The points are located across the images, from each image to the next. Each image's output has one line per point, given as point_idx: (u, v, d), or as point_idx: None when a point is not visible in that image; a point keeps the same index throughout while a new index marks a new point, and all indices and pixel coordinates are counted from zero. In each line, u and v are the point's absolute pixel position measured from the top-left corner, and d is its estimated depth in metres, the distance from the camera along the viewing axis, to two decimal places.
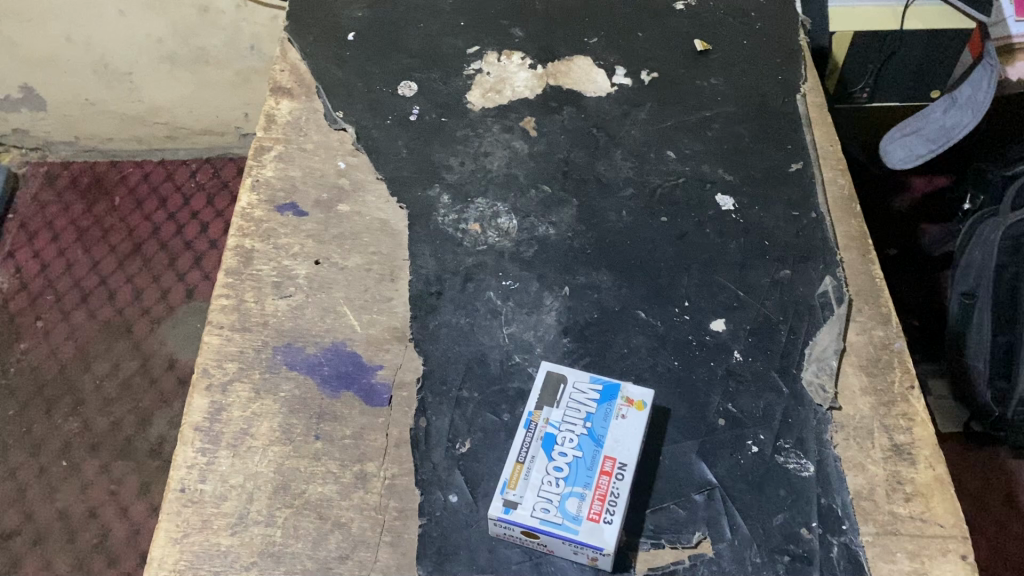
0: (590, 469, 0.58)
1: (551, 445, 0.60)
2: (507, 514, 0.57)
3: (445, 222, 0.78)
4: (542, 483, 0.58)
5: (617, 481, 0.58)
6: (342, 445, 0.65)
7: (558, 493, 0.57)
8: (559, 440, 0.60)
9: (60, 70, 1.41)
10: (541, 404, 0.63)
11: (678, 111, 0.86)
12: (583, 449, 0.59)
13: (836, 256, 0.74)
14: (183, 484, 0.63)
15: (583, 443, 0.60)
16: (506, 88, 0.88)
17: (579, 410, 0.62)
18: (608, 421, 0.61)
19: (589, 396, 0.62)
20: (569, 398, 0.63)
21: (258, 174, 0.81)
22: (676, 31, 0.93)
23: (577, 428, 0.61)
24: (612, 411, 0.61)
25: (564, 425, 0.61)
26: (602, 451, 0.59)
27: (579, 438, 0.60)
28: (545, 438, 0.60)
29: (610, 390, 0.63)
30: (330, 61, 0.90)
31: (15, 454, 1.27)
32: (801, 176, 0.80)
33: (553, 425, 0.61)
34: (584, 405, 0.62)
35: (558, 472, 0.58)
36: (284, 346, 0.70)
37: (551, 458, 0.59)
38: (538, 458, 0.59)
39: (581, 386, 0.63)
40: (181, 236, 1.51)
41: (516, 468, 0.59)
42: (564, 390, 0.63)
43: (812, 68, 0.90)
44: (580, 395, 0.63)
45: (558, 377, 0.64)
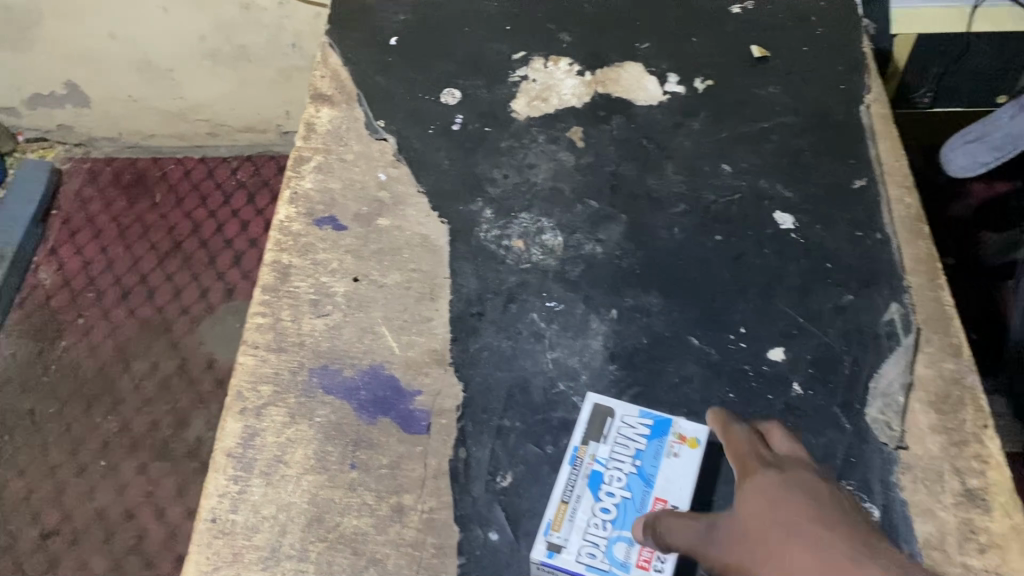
0: (639, 512, 0.55)
1: (597, 485, 0.57)
2: (550, 558, 0.54)
3: (488, 237, 0.75)
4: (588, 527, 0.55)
5: None
6: (379, 475, 0.62)
7: (606, 539, 0.54)
8: (606, 480, 0.57)
9: (103, 66, 1.40)
10: (587, 438, 0.60)
11: (735, 122, 0.82)
12: (632, 490, 0.56)
13: (903, 282, 0.70)
14: (214, 514, 0.60)
15: (633, 483, 0.57)
16: (553, 96, 0.84)
17: (628, 447, 0.58)
18: (659, 459, 0.58)
19: (639, 431, 0.59)
20: (618, 432, 0.59)
21: (297, 186, 0.79)
22: (732, 36, 0.88)
23: (626, 467, 0.57)
24: (664, 448, 0.58)
25: (612, 463, 0.58)
26: (653, 492, 0.56)
27: (628, 478, 0.57)
28: (591, 477, 0.57)
29: (661, 425, 0.60)
30: (372, 67, 0.87)
31: (55, 453, 1.27)
32: (865, 194, 0.76)
33: (599, 463, 0.58)
34: (634, 441, 0.59)
35: (604, 515, 0.55)
36: (321, 368, 0.67)
37: (597, 499, 0.56)
38: (583, 498, 0.56)
39: (631, 419, 0.60)
40: (221, 235, 1.49)
41: (559, 509, 0.56)
42: (613, 423, 0.60)
43: (877, 76, 0.85)
44: (630, 430, 0.59)
45: (607, 408, 0.61)
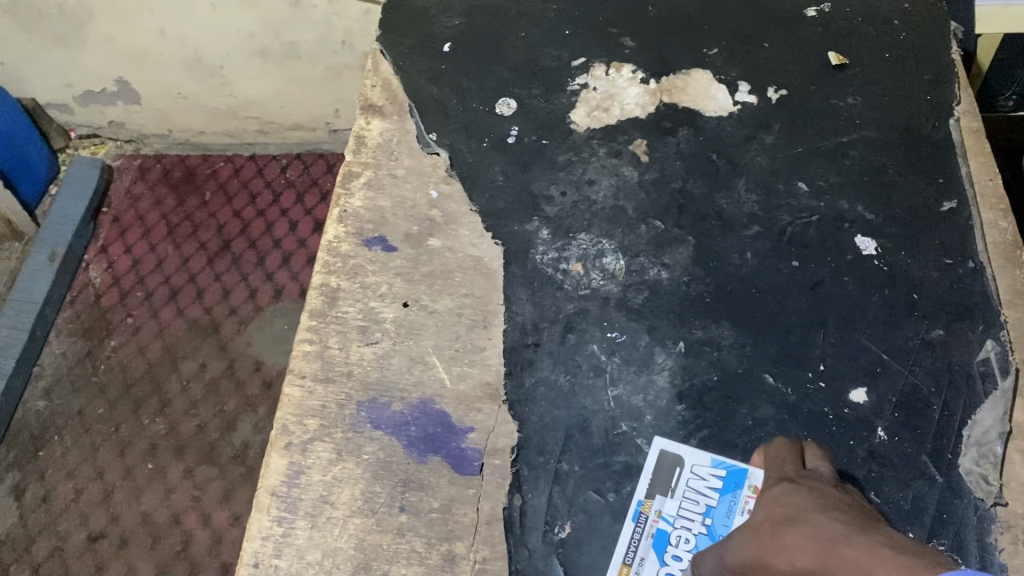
0: None
1: (665, 547, 0.58)
2: None
3: (545, 260, 0.70)
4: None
5: None
6: (429, 519, 0.59)
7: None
8: (674, 541, 0.58)
9: (154, 64, 1.38)
10: (653, 490, 0.60)
11: (811, 135, 0.76)
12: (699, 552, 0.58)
13: (1000, 316, 0.65)
14: (257, 559, 0.58)
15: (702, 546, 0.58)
16: (615, 106, 0.80)
17: (699, 503, 0.59)
18: (730, 518, 0.59)
19: (710, 486, 0.60)
20: (687, 484, 0.60)
21: (346, 204, 0.75)
22: (808, 40, 0.82)
23: (697, 527, 0.59)
24: (737, 506, 0.59)
25: (680, 522, 0.59)
26: None
27: (697, 539, 0.58)
28: (658, 536, 0.58)
29: (734, 476, 0.60)
30: (425, 76, 0.83)
31: (103, 455, 1.26)
32: (956, 217, 0.70)
33: (668, 522, 0.59)
34: (705, 498, 0.59)
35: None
36: (369, 401, 0.64)
37: (665, 563, 0.58)
38: (650, 562, 0.58)
39: (701, 470, 0.60)
40: (270, 234, 1.47)
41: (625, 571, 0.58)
42: (683, 474, 0.60)
43: (967, 86, 0.79)
44: (701, 483, 0.60)
45: (675, 455, 0.60)
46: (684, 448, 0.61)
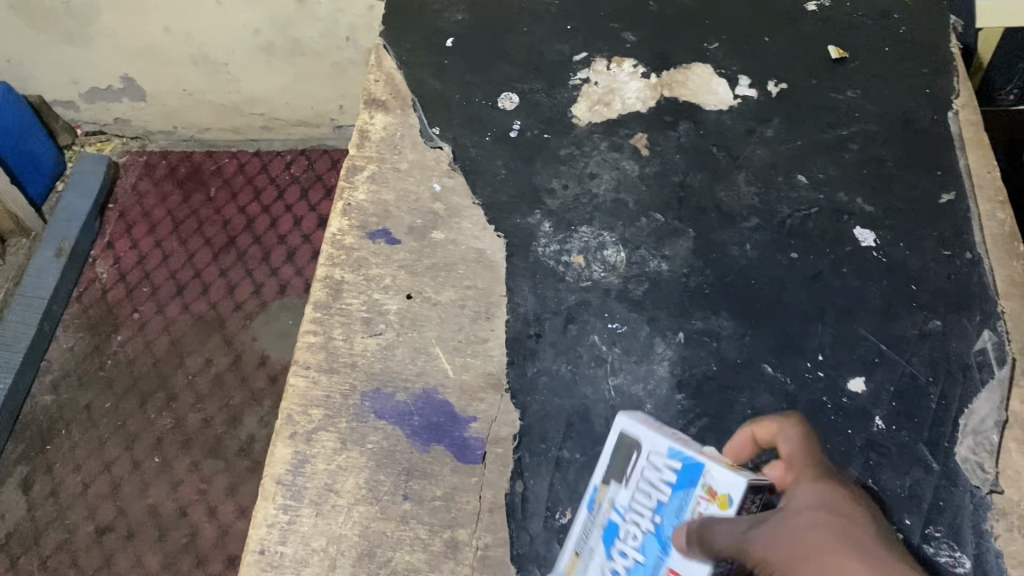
0: None
1: (612, 541, 0.53)
2: None
3: (547, 252, 0.71)
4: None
5: None
6: (433, 507, 0.60)
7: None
8: (621, 536, 0.53)
9: (160, 61, 1.39)
10: (610, 479, 0.55)
11: (811, 129, 0.77)
12: (646, 553, 0.51)
13: (997, 306, 0.65)
14: (262, 546, 0.59)
15: (646, 545, 0.51)
16: (616, 100, 0.80)
17: (650, 497, 0.52)
18: (679, 517, 0.50)
19: (663, 477, 0.52)
20: (641, 474, 0.54)
21: (350, 198, 0.76)
22: (808, 35, 0.83)
23: (646, 523, 0.52)
24: (687, 503, 0.50)
25: (628, 515, 0.53)
26: (668, 562, 0.50)
27: (643, 538, 0.52)
28: (608, 529, 0.54)
29: (689, 470, 0.51)
30: (428, 70, 0.84)
31: (111, 448, 1.27)
32: (954, 209, 0.71)
33: (618, 512, 0.54)
34: (654, 491, 0.52)
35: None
36: (373, 391, 0.65)
37: (610, 558, 0.53)
38: (598, 554, 0.54)
39: (657, 459, 0.53)
40: (275, 230, 1.48)
41: (572, 560, 0.56)
42: (639, 461, 0.54)
43: (966, 79, 0.80)
44: (654, 473, 0.53)
45: (634, 440, 0.55)
46: (641, 435, 0.55)
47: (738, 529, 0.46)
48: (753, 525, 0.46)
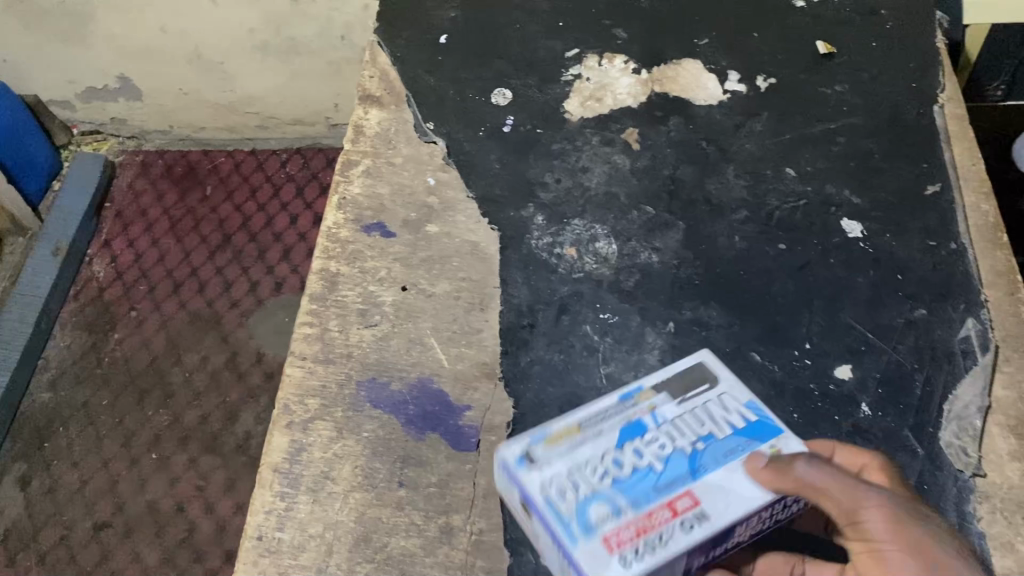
0: (658, 489, 0.48)
1: (635, 437, 0.51)
2: (521, 464, 0.50)
3: (540, 245, 0.72)
4: (582, 465, 0.50)
5: (676, 526, 0.47)
6: (428, 493, 0.61)
7: (593, 486, 0.49)
8: (645, 438, 0.51)
9: (156, 60, 1.40)
10: (664, 390, 0.54)
11: (799, 123, 0.78)
12: (667, 465, 0.49)
13: (980, 295, 0.67)
14: (260, 532, 0.59)
15: (671, 460, 0.50)
16: (607, 95, 0.81)
17: (703, 425, 0.52)
18: (727, 457, 0.50)
19: (726, 417, 0.52)
20: (705, 404, 0.53)
21: (345, 191, 0.77)
22: (796, 31, 0.84)
23: (684, 444, 0.50)
24: (742, 450, 0.50)
25: (667, 428, 0.52)
26: (688, 484, 0.49)
27: (672, 453, 0.50)
28: (636, 425, 0.52)
29: (761, 426, 0.51)
30: (422, 67, 0.85)
31: (108, 445, 1.28)
32: (939, 201, 0.72)
33: (654, 421, 0.52)
34: (711, 424, 0.52)
35: (614, 466, 0.50)
36: (368, 381, 0.66)
37: (620, 448, 0.51)
38: (606, 437, 0.51)
39: (729, 401, 0.53)
40: (271, 228, 1.49)
41: (568, 428, 0.52)
42: (706, 395, 0.54)
43: (950, 74, 0.81)
44: (718, 411, 0.53)
45: (713, 376, 0.55)
46: (723, 376, 0.55)
47: (846, 474, 0.48)
48: (861, 480, 0.48)
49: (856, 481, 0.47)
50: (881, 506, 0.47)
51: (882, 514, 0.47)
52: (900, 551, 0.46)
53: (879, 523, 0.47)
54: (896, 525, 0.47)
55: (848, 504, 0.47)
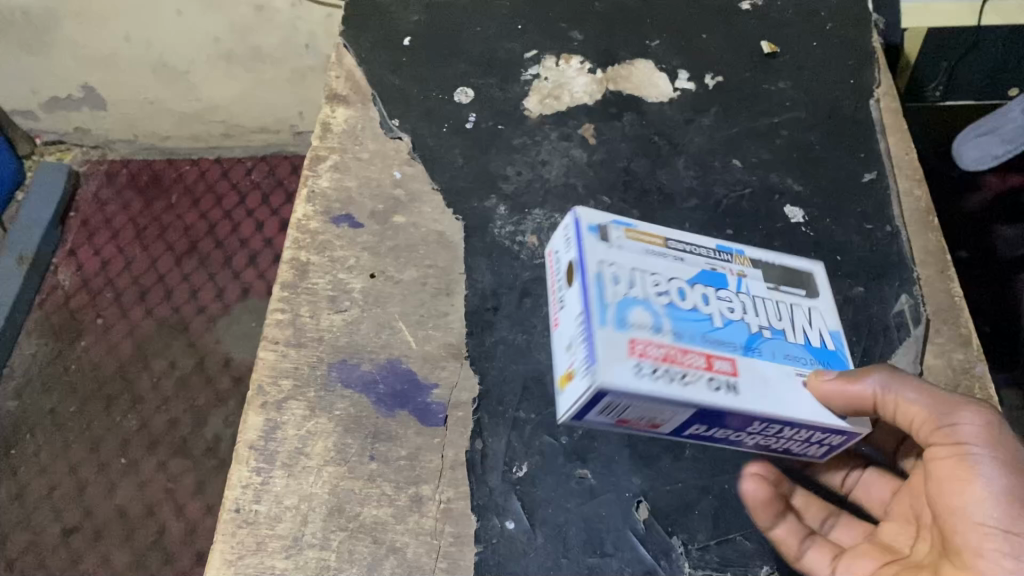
0: (705, 338, 0.56)
1: (712, 285, 0.60)
2: (597, 238, 0.60)
3: (502, 233, 0.76)
4: (646, 274, 0.59)
5: (702, 370, 0.54)
6: (397, 466, 0.64)
7: (649, 295, 0.57)
8: (720, 292, 0.60)
9: (121, 68, 1.41)
10: (768, 277, 0.63)
11: (744, 117, 0.83)
12: (726, 324, 0.58)
13: (912, 273, 0.72)
14: (237, 505, 0.62)
15: (732, 325, 0.58)
16: (565, 94, 0.85)
17: (780, 317, 0.60)
18: (783, 354, 0.58)
19: (804, 325, 0.60)
20: (791, 306, 0.61)
21: (314, 184, 0.80)
22: (742, 32, 0.89)
23: (751, 322, 0.59)
24: (803, 362, 0.58)
25: (740, 297, 0.60)
26: (734, 353, 0.56)
27: (736, 321, 0.58)
28: (719, 278, 0.61)
29: (831, 352, 0.60)
30: (386, 67, 0.88)
31: (76, 451, 1.29)
32: (875, 187, 0.77)
33: (733, 284, 0.61)
34: (786, 322, 0.60)
35: (675, 296, 0.58)
36: (340, 362, 0.69)
37: (690, 284, 0.59)
38: (682, 269, 0.60)
39: (819, 315, 0.62)
40: (237, 234, 1.50)
41: (654, 240, 0.61)
42: (798, 298, 0.62)
43: (886, 72, 0.86)
44: (802, 317, 0.61)
45: (814, 288, 0.63)
46: (823, 291, 0.63)
47: (930, 388, 0.54)
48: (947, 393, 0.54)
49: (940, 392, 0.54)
50: (971, 410, 0.52)
51: (973, 416, 0.52)
52: (989, 447, 0.51)
53: (969, 422, 0.52)
54: (987, 426, 0.51)
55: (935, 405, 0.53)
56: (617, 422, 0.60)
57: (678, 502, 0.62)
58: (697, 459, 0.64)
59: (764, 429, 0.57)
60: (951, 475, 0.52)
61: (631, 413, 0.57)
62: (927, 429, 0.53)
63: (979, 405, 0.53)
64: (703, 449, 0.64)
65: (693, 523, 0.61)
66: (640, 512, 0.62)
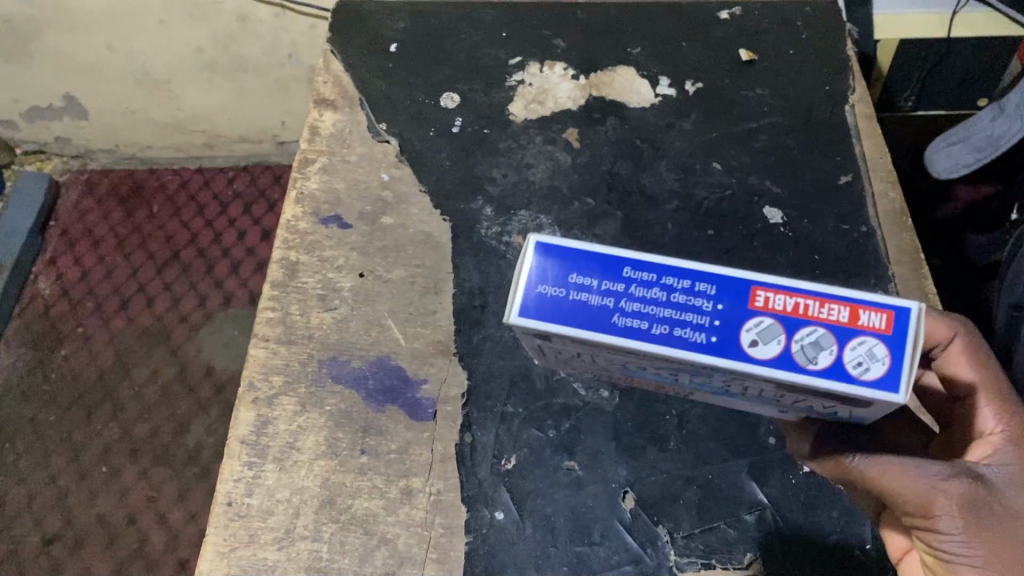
0: (666, 378, 0.54)
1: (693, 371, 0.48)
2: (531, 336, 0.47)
3: (489, 234, 0.77)
4: (607, 357, 0.50)
5: (655, 388, 0.59)
6: (388, 459, 0.65)
7: (603, 362, 0.53)
8: (700, 375, 0.49)
9: (103, 79, 1.37)
10: (782, 385, 0.45)
11: (724, 122, 0.85)
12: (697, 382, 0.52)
13: (887, 271, 0.74)
14: (230, 498, 0.64)
15: (706, 384, 0.52)
16: (549, 99, 0.87)
17: (776, 397, 0.49)
18: (760, 397, 0.53)
19: (815, 405, 0.49)
20: (803, 400, 0.47)
21: (303, 187, 0.81)
22: (721, 40, 0.91)
23: (729, 388, 0.51)
24: (789, 407, 0.53)
25: (726, 382, 0.49)
26: (699, 388, 0.55)
27: (708, 385, 0.52)
28: (704, 372, 0.47)
29: (837, 417, 0.51)
30: (373, 73, 0.89)
31: (56, 460, 1.27)
32: (851, 188, 0.79)
33: (721, 378, 0.47)
34: (787, 399, 0.49)
35: (642, 366, 0.51)
36: (330, 359, 0.70)
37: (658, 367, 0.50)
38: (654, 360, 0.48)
39: (840, 408, 0.47)
40: (218, 243, 1.49)
41: (617, 351, 0.46)
42: (823, 400, 0.46)
43: (860, 78, 0.88)
44: (815, 404, 0.48)
45: (855, 403, 0.44)
46: (870, 407, 0.45)
47: (909, 473, 0.51)
48: (927, 479, 0.51)
49: (916, 479, 0.51)
50: (945, 513, 0.50)
51: (945, 523, 0.50)
52: (964, 560, 0.50)
53: (942, 531, 0.50)
54: (960, 535, 0.50)
55: (908, 502, 0.51)
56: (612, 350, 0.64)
57: (663, 491, 0.64)
58: (681, 451, 0.65)
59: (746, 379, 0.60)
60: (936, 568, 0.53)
61: None
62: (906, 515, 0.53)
63: (956, 503, 0.50)
64: (687, 440, 0.66)
65: (678, 512, 0.63)
66: (626, 502, 0.64)
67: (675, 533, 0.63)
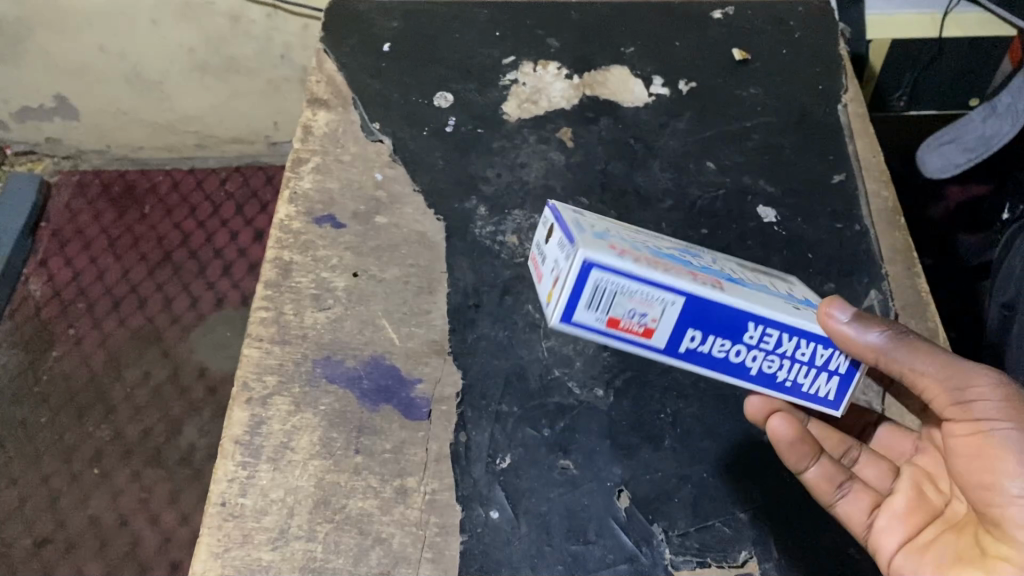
0: (682, 262, 0.55)
1: (682, 250, 0.61)
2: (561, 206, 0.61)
3: (482, 233, 0.77)
4: (618, 228, 0.59)
5: (682, 274, 0.53)
6: (382, 459, 0.65)
7: (625, 234, 0.57)
8: (692, 254, 0.60)
9: (94, 79, 1.37)
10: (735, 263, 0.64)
11: (718, 121, 0.85)
12: (702, 264, 0.57)
13: (881, 269, 0.75)
14: (224, 498, 0.64)
15: (710, 266, 0.58)
16: (542, 98, 0.87)
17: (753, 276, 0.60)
18: (759, 291, 0.56)
19: (783, 287, 0.60)
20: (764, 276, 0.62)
21: (296, 186, 0.81)
22: (714, 40, 0.91)
23: (726, 271, 0.58)
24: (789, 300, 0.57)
25: (712, 262, 0.60)
26: (713, 277, 0.55)
27: (712, 266, 0.58)
28: (687, 251, 0.62)
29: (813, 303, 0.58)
30: (366, 72, 0.89)
31: (48, 462, 1.26)
32: (843, 188, 0.80)
33: (701, 257, 0.61)
34: (762, 279, 0.60)
35: (649, 243, 0.58)
36: (324, 359, 0.70)
37: (662, 243, 0.60)
38: (652, 238, 0.61)
39: (790, 287, 0.62)
40: (211, 245, 1.49)
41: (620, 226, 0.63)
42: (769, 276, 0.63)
43: (853, 77, 0.89)
44: (776, 283, 0.61)
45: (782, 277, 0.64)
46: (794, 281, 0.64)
47: (933, 351, 0.54)
48: (950, 359, 0.54)
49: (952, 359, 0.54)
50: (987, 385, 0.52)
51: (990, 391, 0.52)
52: (1007, 422, 0.51)
53: (989, 398, 0.52)
54: (1004, 401, 0.52)
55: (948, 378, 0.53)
56: (607, 326, 0.53)
57: (658, 490, 0.65)
58: (676, 450, 0.66)
59: (762, 340, 0.54)
60: (972, 454, 0.53)
61: (614, 323, 0.53)
62: (941, 400, 0.54)
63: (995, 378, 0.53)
64: (681, 439, 0.67)
65: (672, 511, 0.64)
66: (621, 501, 0.64)
67: (671, 532, 0.63)
